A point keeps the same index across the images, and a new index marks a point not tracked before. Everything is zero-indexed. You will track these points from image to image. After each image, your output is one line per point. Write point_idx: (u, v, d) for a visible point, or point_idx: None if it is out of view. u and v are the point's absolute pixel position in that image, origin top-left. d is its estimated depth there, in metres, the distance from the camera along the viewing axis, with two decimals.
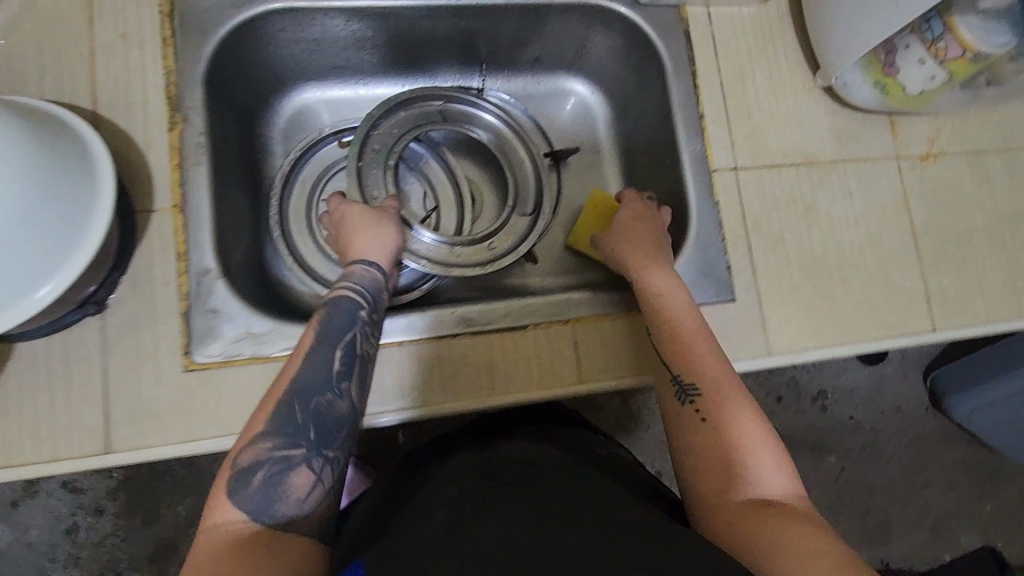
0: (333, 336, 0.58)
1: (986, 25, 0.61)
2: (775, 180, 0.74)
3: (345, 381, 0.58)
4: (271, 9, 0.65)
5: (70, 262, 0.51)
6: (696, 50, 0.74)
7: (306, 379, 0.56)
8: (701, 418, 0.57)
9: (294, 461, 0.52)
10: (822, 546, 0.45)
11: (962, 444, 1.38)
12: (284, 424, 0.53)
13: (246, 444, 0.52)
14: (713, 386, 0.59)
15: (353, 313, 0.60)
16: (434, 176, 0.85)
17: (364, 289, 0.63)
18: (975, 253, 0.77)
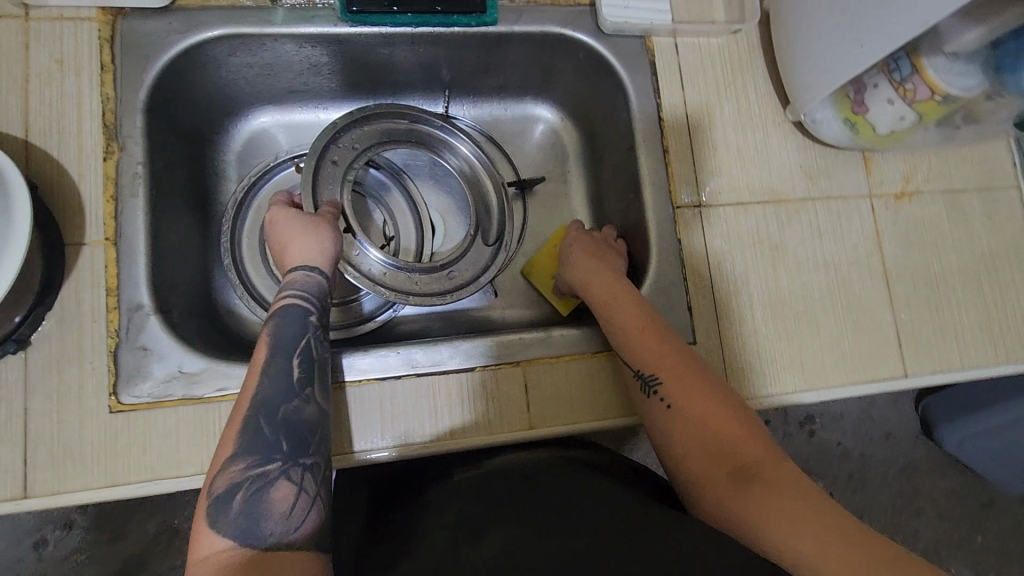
0: (289, 343, 0.54)
1: (955, 66, 0.58)
2: (741, 218, 0.71)
3: (309, 386, 0.53)
4: (217, 34, 0.63)
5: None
6: (661, 81, 0.72)
7: (268, 391, 0.51)
8: (667, 406, 0.57)
9: (270, 476, 0.48)
10: (808, 515, 0.46)
11: (954, 474, 1.34)
12: (252, 442, 0.49)
13: (216, 470, 0.47)
14: (673, 371, 0.59)
15: (304, 320, 0.55)
16: (394, 202, 0.82)
17: (309, 295, 0.57)
18: (951, 295, 0.74)
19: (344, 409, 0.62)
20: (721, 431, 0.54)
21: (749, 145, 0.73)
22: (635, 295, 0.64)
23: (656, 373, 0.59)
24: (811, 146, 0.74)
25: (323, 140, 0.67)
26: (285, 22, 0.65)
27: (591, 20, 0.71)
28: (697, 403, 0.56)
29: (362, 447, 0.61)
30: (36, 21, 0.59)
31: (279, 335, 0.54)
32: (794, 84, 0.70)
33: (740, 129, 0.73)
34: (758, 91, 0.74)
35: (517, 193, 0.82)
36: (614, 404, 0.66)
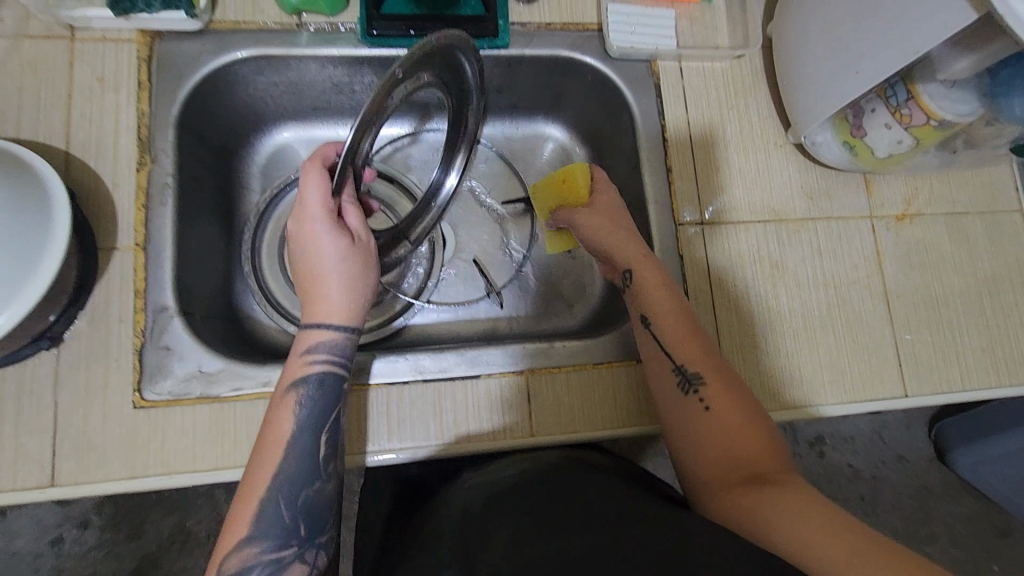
0: (314, 421, 0.55)
1: (951, 93, 0.60)
2: (742, 236, 0.73)
3: (331, 463, 0.55)
4: (248, 55, 0.67)
5: (15, 303, 0.51)
6: (666, 103, 0.75)
7: (290, 472, 0.53)
8: (705, 407, 0.58)
9: (286, 560, 0.51)
10: (827, 527, 0.46)
11: (968, 499, 1.32)
12: (270, 527, 0.51)
13: (232, 550, 0.50)
14: (716, 377, 0.60)
15: (333, 391, 0.57)
16: (401, 210, 0.82)
17: (337, 360, 0.57)
18: (953, 316, 0.75)
19: (354, 412, 0.64)
20: (748, 445, 0.56)
21: (751, 166, 0.75)
22: (678, 299, 0.64)
23: (701, 373, 0.60)
24: (812, 168, 0.76)
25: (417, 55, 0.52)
26: (309, 44, 0.69)
27: (599, 44, 0.75)
28: (732, 419, 0.57)
29: (370, 448, 0.64)
30: (80, 42, 0.64)
31: (306, 406, 0.55)
32: (794, 107, 0.72)
33: (743, 150, 0.75)
34: (761, 114, 0.76)
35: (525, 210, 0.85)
36: (615, 415, 0.68)
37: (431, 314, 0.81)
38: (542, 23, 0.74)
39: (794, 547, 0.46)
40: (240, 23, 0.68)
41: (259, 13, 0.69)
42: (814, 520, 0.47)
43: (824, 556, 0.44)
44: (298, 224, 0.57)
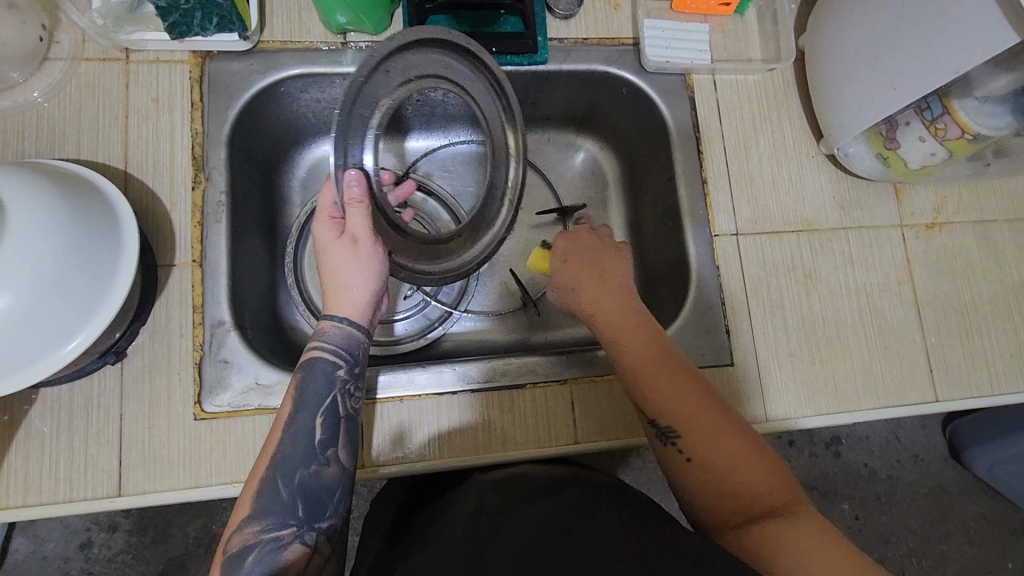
0: (311, 404, 0.56)
1: (985, 108, 0.62)
2: (775, 246, 0.75)
3: (330, 447, 0.56)
4: (294, 74, 0.69)
5: (99, 314, 0.54)
6: (700, 116, 0.76)
7: (289, 453, 0.54)
8: (686, 457, 0.55)
9: (285, 539, 0.52)
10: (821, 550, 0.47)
11: (983, 498, 1.33)
12: (269, 505, 0.52)
13: (234, 529, 0.51)
14: (692, 417, 0.56)
15: (331, 376, 0.58)
16: (434, 214, 0.85)
17: (338, 348, 0.58)
18: (982, 323, 0.76)
19: (404, 418, 0.65)
20: (750, 481, 0.53)
21: (784, 177, 0.77)
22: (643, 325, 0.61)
23: (676, 425, 0.56)
24: (843, 178, 0.78)
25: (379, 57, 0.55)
26: (353, 62, 0.71)
27: (635, 59, 0.76)
28: (718, 455, 0.54)
29: (416, 457, 0.65)
30: (135, 64, 0.66)
31: (304, 390, 0.57)
32: (827, 120, 0.74)
33: (776, 161, 0.77)
34: (793, 126, 0.78)
35: (558, 218, 0.87)
36: None
37: (469, 323, 0.83)
38: (579, 38, 0.76)
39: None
40: (287, 43, 0.70)
41: (305, 33, 0.70)
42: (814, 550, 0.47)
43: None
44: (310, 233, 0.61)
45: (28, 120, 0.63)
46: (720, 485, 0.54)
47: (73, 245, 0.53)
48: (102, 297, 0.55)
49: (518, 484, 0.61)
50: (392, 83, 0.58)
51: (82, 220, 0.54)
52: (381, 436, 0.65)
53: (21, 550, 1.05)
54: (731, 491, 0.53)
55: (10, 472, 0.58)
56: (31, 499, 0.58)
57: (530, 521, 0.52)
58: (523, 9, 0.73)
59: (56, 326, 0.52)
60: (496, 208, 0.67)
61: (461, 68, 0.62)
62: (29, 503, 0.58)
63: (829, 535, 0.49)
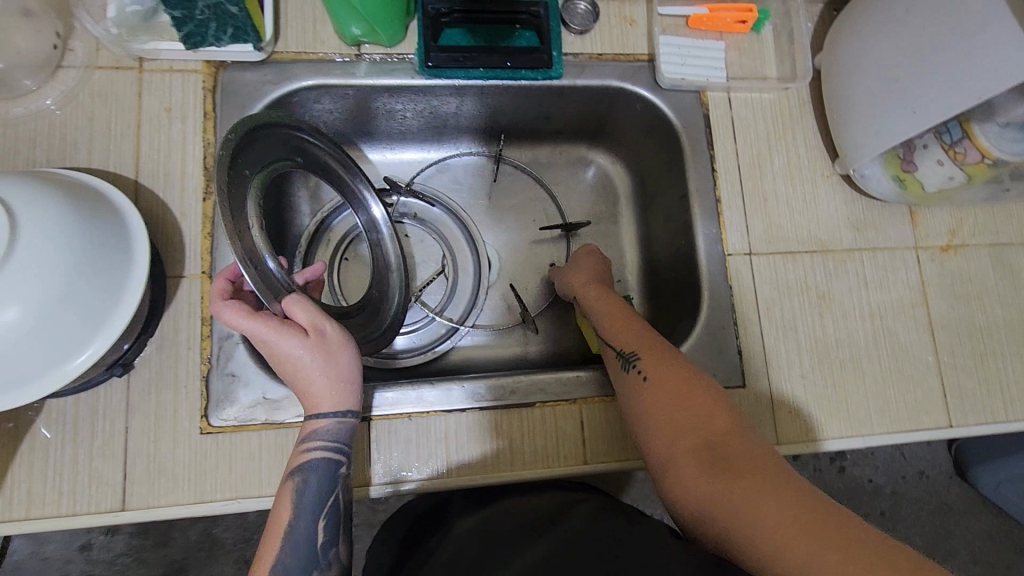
0: (313, 507, 0.55)
1: (1008, 134, 0.61)
2: (789, 266, 0.74)
3: (332, 548, 0.55)
4: (305, 86, 0.69)
5: (116, 316, 0.54)
6: (715, 134, 0.76)
7: (290, 559, 0.53)
8: (642, 377, 0.61)
9: None
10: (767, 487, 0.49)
11: (988, 516, 1.32)
12: None
13: None
14: (653, 351, 0.62)
15: (330, 478, 0.56)
16: (444, 229, 0.85)
17: (337, 446, 0.57)
18: (996, 346, 0.75)
19: (412, 436, 0.65)
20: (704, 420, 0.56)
21: (798, 196, 0.76)
22: (635, 317, 0.67)
23: (636, 351, 0.63)
24: (858, 199, 0.77)
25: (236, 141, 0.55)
26: (367, 74, 0.70)
27: (650, 75, 0.76)
28: (673, 390, 0.59)
29: (420, 479, 0.64)
30: (148, 72, 0.66)
31: (305, 495, 0.55)
32: (842, 140, 0.73)
33: (790, 180, 0.76)
34: (808, 145, 0.77)
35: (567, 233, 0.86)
36: None
37: (477, 336, 0.82)
38: (593, 54, 0.75)
39: (769, 559, 0.46)
40: (301, 54, 0.69)
41: (319, 45, 0.70)
42: (762, 492, 0.48)
43: (767, 518, 0.47)
44: (257, 342, 0.55)
45: (40, 127, 0.63)
46: (675, 421, 0.57)
47: (89, 250, 0.53)
48: (116, 300, 0.55)
49: (522, 515, 0.61)
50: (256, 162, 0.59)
51: (94, 226, 0.54)
52: (386, 456, 0.64)
53: (21, 551, 1.05)
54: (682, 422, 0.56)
55: (14, 484, 0.58)
56: (35, 511, 0.57)
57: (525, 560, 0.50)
58: (538, 24, 0.73)
59: (74, 331, 0.52)
60: (385, 258, 0.70)
61: (293, 131, 0.63)
62: (33, 516, 0.57)
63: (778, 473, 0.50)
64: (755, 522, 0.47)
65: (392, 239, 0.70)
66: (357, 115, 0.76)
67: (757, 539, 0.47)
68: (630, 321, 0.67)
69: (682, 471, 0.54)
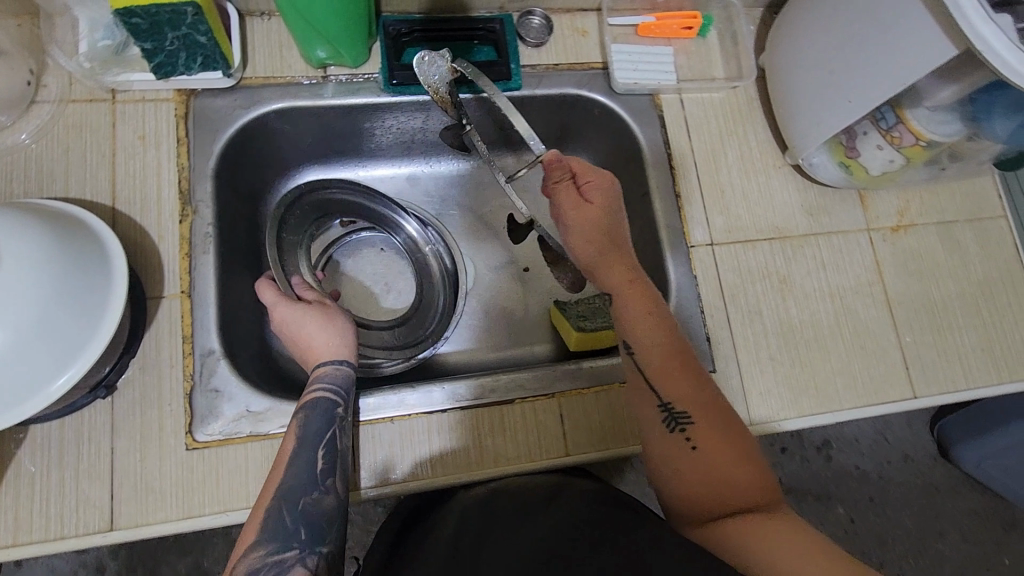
0: (314, 437, 0.58)
1: (937, 116, 0.65)
2: (750, 254, 0.78)
3: (330, 477, 0.57)
4: (274, 108, 0.72)
5: (96, 333, 0.55)
6: (670, 133, 0.80)
7: (292, 483, 0.55)
8: (692, 446, 0.59)
9: (287, 563, 0.51)
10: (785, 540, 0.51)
11: (972, 495, 1.35)
12: (275, 532, 0.52)
13: (241, 554, 0.51)
14: (703, 411, 0.60)
15: (330, 415, 0.60)
16: None
17: (337, 388, 0.61)
18: (952, 318, 0.79)
19: (395, 439, 0.66)
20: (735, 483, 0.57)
21: (753, 187, 0.80)
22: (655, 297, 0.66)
23: (688, 412, 0.60)
24: (810, 187, 0.81)
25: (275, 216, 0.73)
26: (334, 94, 0.73)
27: (604, 81, 0.80)
28: (717, 451, 0.58)
29: (403, 479, 0.65)
30: (121, 103, 0.68)
31: (307, 429, 0.58)
32: (789, 132, 0.77)
33: (744, 173, 0.80)
34: (758, 139, 0.82)
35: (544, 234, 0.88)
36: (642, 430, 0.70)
37: (457, 342, 0.83)
38: (550, 65, 0.79)
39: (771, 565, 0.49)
40: (268, 78, 0.72)
41: (286, 68, 0.73)
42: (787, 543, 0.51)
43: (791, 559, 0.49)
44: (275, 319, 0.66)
45: (17, 161, 0.65)
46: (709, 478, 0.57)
47: (63, 271, 0.54)
48: (96, 317, 0.56)
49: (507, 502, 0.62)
50: (302, 226, 0.76)
51: (68, 248, 0.56)
52: (374, 458, 0.65)
53: None
54: (721, 483, 0.57)
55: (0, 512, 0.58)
56: (22, 538, 0.58)
57: (520, 548, 0.52)
58: (496, 39, 0.78)
59: (56, 352, 0.53)
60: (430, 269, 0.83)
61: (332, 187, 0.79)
62: (19, 542, 0.57)
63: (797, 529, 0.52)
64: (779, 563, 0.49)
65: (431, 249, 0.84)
66: (325, 139, 0.79)
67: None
68: (680, 364, 0.63)
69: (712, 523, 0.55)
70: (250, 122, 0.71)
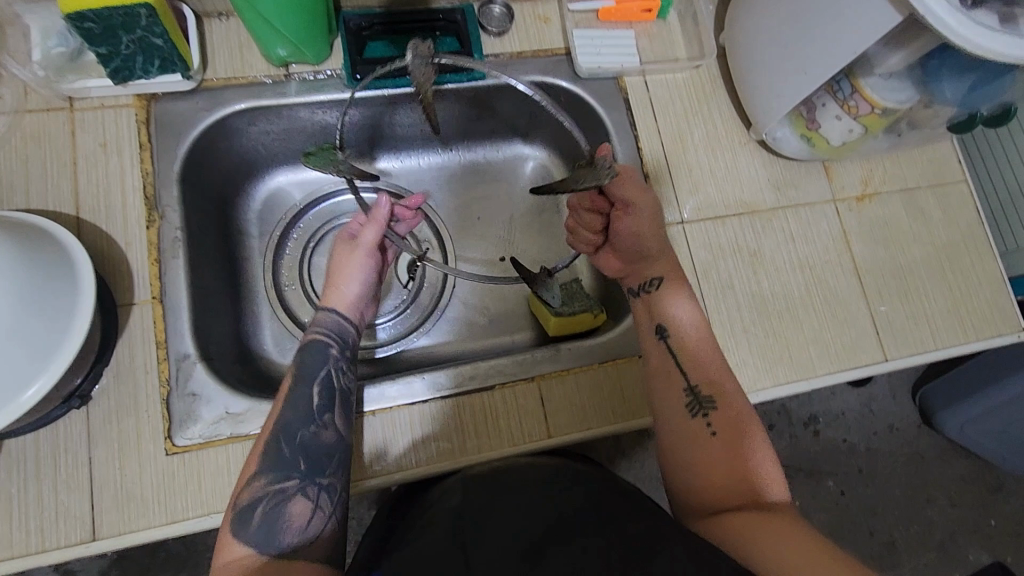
0: (305, 376, 0.61)
1: (889, 83, 0.67)
2: (720, 230, 0.79)
3: (328, 413, 0.59)
4: (238, 109, 0.71)
5: (66, 339, 0.55)
6: (636, 115, 0.81)
7: (289, 417, 0.58)
8: (711, 432, 0.61)
9: (289, 491, 0.55)
10: (790, 537, 0.52)
11: (956, 460, 1.38)
12: (275, 461, 0.56)
13: (243, 483, 0.55)
14: (726, 399, 0.62)
15: (323, 352, 0.62)
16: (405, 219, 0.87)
17: (330, 332, 0.64)
18: (920, 283, 0.81)
19: (378, 432, 0.66)
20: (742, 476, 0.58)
21: (720, 165, 0.81)
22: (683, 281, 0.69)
23: (714, 398, 0.62)
24: (775, 161, 0.82)
25: (268, 255, 0.81)
26: (298, 92, 0.73)
27: (569, 67, 0.80)
28: (732, 443, 0.60)
29: (388, 470, 0.65)
30: (79, 111, 0.67)
31: (301, 366, 0.61)
32: (752, 109, 0.79)
33: (711, 151, 0.81)
34: (723, 116, 0.83)
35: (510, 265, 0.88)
36: (623, 408, 0.71)
37: (437, 334, 0.84)
38: (513, 53, 0.79)
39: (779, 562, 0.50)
40: (230, 79, 0.72)
41: (248, 68, 0.73)
42: (791, 538, 0.52)
43: (793, 554, 0.50)
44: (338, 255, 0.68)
45: None
46: (724, 472, 0.59)
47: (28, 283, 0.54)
48: (65, 324, 0.55)
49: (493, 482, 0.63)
50: (297, 241, 0.83)
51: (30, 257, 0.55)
52: (360, 451, 0.66)
53: None
54: (728, 469, 0.59)
55: None
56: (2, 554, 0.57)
57: (519, 522, 0.54)
58: (457, 29, 0.77)
59: (28, 360, 0.53)
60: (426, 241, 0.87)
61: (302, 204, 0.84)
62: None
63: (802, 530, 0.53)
64: (779, 559, 0.50)
65: (423, 216, 0.88)
66: (294, 139, 0.79)
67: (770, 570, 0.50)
68: (711, 354, 0.65)
69: (721, 512, 0.56)
70: (216, 125, 0.71)
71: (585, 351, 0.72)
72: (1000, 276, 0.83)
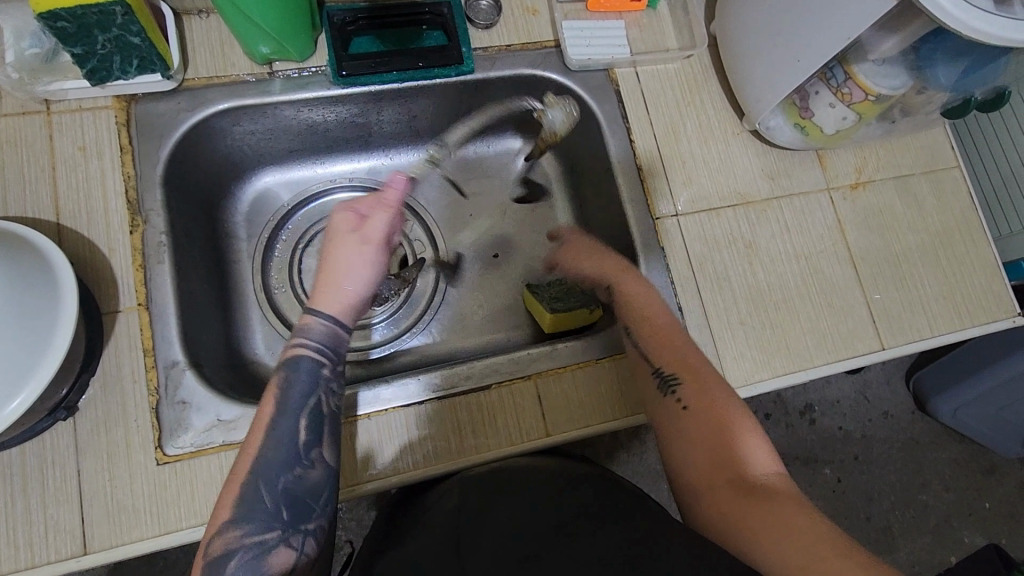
0: (294, 404, 0.56)
1: (882, 69, 0.66)
2: (714, 222, 0.78)
3: (315, 448, 0.55)
4: (219, 109, 0.69)
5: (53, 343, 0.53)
6: (627, 108, 0.79)
7: (271, 458, 0.53)
8: (681, 406, 0.62)
9: (269, 543, 0.51)
10: (788, 515, 0.50)
11: (950, 444, 1.39)
12: (251, 511, 0.51)
13: (214, 534, 0.50)
14: (694, 373, 0.64)
15: (313, 373, 0.57)
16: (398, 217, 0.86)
17: (321, 346, 0.58)
18: (915, 271, 0.81)
19: (374, 434, 0.65)
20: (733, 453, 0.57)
21: (714, 156, 0.80)
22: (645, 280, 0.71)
23: (677, 373, 0.64)
24: (768, 151, 0.82)
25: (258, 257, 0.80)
26: (282, 90, 0.71)
27: (558, 59, 0.79)
28: (711, 419, 0.60)
29: (387, 472, 0.65)
30: (57, 114, 0.65)
31: (288, 391, 0.56)
32: (744, 98, 0.78)
33: (704, 142, 0.80)
34: (716, 107, 0.82)
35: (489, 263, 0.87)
36: (622, 404, 0.70)
37: (433, 334, 0.83)
38: (500, 46, 0.78)
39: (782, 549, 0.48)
40: (212, 79, 0.70)
41: (230, 67, 0.71)
42: (787, 515, 0.50)
43: (789, 535, 0.49)
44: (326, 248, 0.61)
45: None
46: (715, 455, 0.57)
47: None
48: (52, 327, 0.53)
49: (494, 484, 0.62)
50: (287, 242, 0.82)
51: None
52: (355, 454, 0.65)
53: None
54: (717, 446, 0.58)
55: None
56: None
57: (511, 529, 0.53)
58: (444, 22, 0.76)
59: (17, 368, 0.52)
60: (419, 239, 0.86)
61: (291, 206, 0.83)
62: None
63: (801, 509, 0.51)
64: (777, 545, 0.48)
65: (415, 215, 0.87)
66: (278, 137, 0.77)
67: (767, 559, 0.48)
68: (677, 336, 0.67)
69: (718, 501, 0.55)
70: (197, 126, 0.69)
71: (581, 348, 0.71)
72: (993, 261, 0.83)
